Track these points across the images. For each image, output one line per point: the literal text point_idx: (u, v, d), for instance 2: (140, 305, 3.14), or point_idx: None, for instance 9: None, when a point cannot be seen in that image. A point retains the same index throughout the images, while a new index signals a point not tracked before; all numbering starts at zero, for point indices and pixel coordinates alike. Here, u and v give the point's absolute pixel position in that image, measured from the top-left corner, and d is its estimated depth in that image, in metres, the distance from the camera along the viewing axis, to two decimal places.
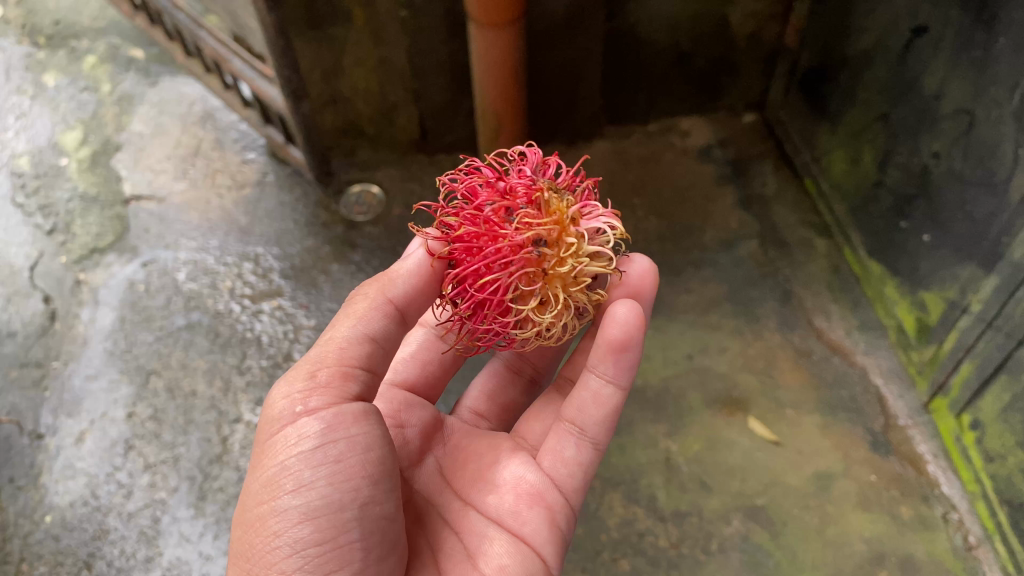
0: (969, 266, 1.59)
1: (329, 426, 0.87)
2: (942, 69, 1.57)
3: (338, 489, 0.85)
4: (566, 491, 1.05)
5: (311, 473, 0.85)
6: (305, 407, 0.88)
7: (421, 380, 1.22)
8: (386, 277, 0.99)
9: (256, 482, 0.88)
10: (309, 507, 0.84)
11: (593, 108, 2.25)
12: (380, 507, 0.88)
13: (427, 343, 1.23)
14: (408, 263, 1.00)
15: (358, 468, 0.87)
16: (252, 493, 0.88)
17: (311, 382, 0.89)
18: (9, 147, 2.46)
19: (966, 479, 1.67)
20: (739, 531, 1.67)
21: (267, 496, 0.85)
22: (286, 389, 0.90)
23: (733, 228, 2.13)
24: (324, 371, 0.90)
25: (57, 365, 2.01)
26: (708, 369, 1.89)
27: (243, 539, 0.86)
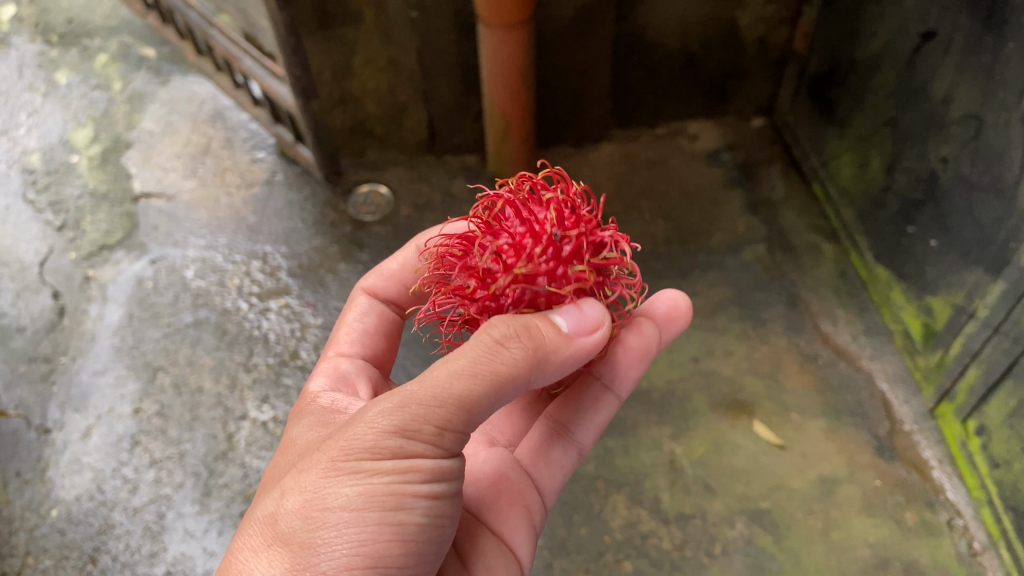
0: (977, 271, 1.58)
1: (439, 469, 0.81)
2: (951, 74, 1.57)
3: (429, 525, 0.82)
4: (544, 492, 1.11)
5: (414, 510, 0.79)
6: (424, 447, 0.79)
7: (377, 349, 1.21)
8: (545, 348, 0.84)
9: (344, 485, 0.78)
10: (402, 532, 0.79)
11: (602, 110, 2.26)
12: (447, 544, 0.86)
13: (381, 315, 1.23)
14: (569, 344, 0.86)
15: (447, 508, 0.84)
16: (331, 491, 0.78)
17: (438, 435, 0.79)
18: (20, 143, 2.47)
19: (971, 485, 1.67)
20: (743, 534, 1.67)
21: (353, 508, 0.77)
22: (409, 418, 0.78)
23: (740, 232, 2.13)
24: (451, 428, 0.80)
25: (65, 360, 2.02)
26: (714, 372, 1.89)
27: (304, 532, 0.77)
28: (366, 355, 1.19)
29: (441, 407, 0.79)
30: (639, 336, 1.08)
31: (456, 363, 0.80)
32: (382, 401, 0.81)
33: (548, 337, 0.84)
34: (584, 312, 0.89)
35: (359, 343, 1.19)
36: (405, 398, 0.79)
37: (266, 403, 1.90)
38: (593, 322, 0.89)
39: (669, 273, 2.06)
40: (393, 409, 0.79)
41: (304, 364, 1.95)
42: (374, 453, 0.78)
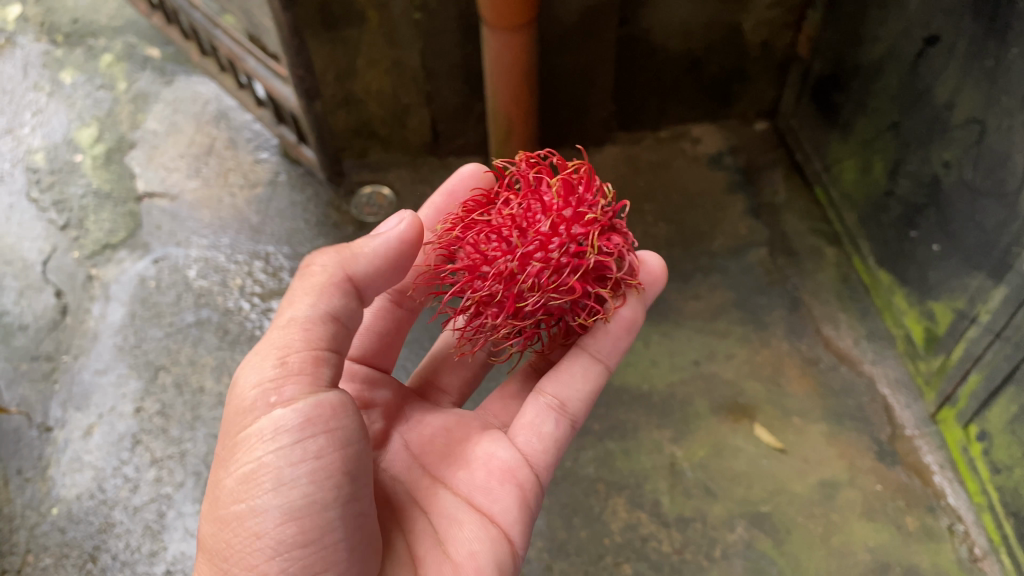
0: (978, 276, 1.58)
1: (309, 420, 0.84)
2: (954, 79, 1.57)
3: (321, 487, 0.83)
4: (538, 466, 1.08)
5: (296, 476, 0.83)
6: (274, 396, 0.85)
7: (379, 350, 1.19)
8: (352, 252, 0.96)
9: (232, 476, 0.85)
10: (291, 508, 0.82)
11: (605, 113, 2.26)
12: (359, 504, 0.88)
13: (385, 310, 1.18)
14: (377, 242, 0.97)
15: (339, 466, 0.85)
16: (227, 490, 0.85)
17: (277, 370, 0.87)
18: (25, 142, 2.48)
19: (972, 491, 1.67)
20: (743, 538, 1.67)
21: (244, 496, 0.83)
22: (255, 376, 0.87)
23: (742, 236, 2.13)
24: (290, 359, 0.88)
25: (67, 359, 2.02)
26: (715, 376, 1.89)
27: (217, 538, 0.84)
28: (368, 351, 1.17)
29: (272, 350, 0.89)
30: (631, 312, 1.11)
31: (283, 313, 0.93)
32: (236, 378, 0.90)
33: (356, 247, 0.97)
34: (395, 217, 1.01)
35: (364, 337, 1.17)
36: (252, 364, 0.89)
37: None
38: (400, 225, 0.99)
39: (671, 276, 2.06)
40: (244, 381, 0.88)
41: None
42: (244, 429, 0.86)
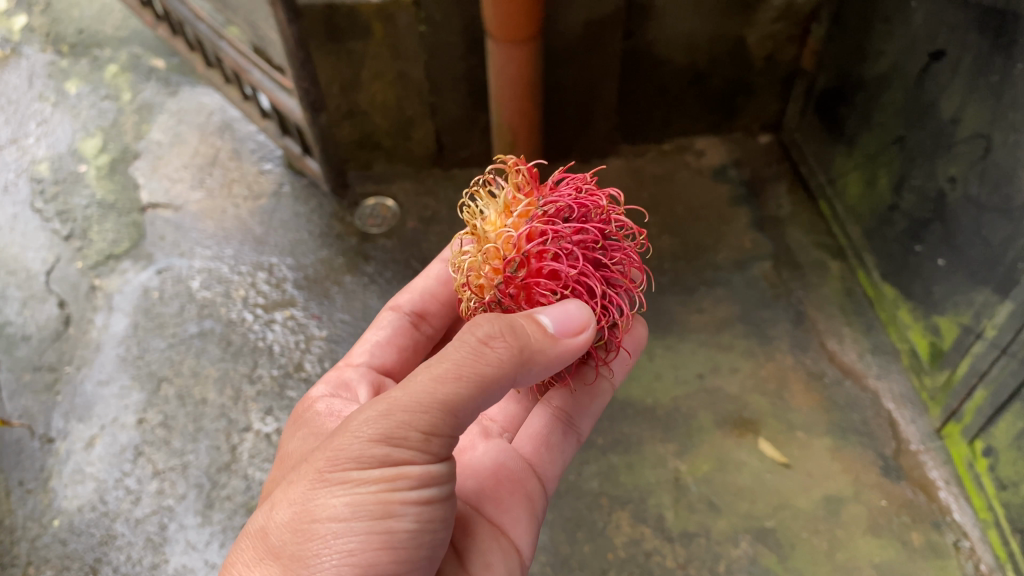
0: (984, 291, 1.58)
1: (430, 476, 0.80)
2: (960, 93, 1.57)
3: (421, 530, 0.81)
4: (543, 480, 1.13)
5: (405, 517, 0.78)
6: (411, 454, 0.78)
7: (396, 364, 1.24)
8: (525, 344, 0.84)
9: (335, 497, 0.77)
10: (393, 541, 0.78)
11: (609, 126, 2.26)
12: (439, 548, 0.86)
13: (400, 329, 1.26)
14: (554, 347, 0.87)
15: (438, 515, 0.83)
16: (324, 504, 0.77)
17: (424, 440, 0.78)
18: (30, 152, 2.48)
19: (978, 507, 1.66)
20: (747, 553, 1.66)
21: (345, 517, 0.76)
22: (395, 425, 0.78)
23: (746, 249, 2.13)
24: (437, 433, 0.79)
25: (70, 370, 2.02)
26: (719, 390, 1.88)
27: (292, 549, 0.77)
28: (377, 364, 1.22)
29: (426, 410, 0.78)
30: (645, 327, 1.23)
31: (438, 369, 0.80)
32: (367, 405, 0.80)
33: (533, 338, 0.85)
34: (570, 312, 0.91)
35: (376, 351, 1.23)
36: (389, 403, 0.79)
37: (270, 415, 1.90)
38: (577, 322, 0.91)
39: (674, 289, 2.06)
40: (377, 419, 0.78)
41: (308, 376, 1.95)
42: (364, 466, 0.78)
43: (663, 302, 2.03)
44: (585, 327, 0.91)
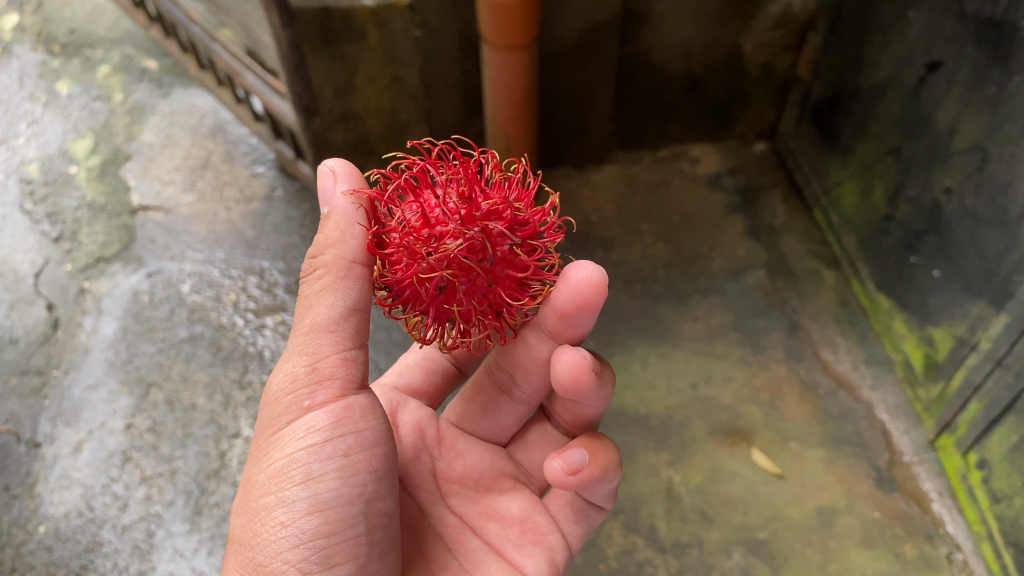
0: (978, 303, 1.58)
1: (335, 415, 0.90)
2: (956, 105, 1.57)
3: (348, 481, 0.89)
4: (567, 536, 1.18)
5: (325, 471, 0.88)
6: (308, 396, 0.90)
7: (425, 384, 1.29)
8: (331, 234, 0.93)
9: (263, 472, 0.91)
10: (318, 499, 0.87)
11: (604, 131, 2.24)
12: (384, 503, 0.93)
13: (432, 354, 1.31)
14: (339, 215, 0.94)
15: (365, 463, 0.91)
16: (259, 485, 0.91)
17: (311, 372, 0.90)
18: (20, 153, 2.46)
19: (971, 519, 1.65)
20: (740, 565, 1.65)
21: (273, 489, 0.89)
22: (287, 378, 0.91)
23: (740, 258, 2.12)
24: (321, 358, 0.90)
25: (57, 374, 2.00)
26: (713, 400, 1.87)
27: (244, 530, 0.90)
28: (412, 383, 1.28)
29: (303, 351, 0.91)
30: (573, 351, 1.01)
31: (301, 312, 0.93)
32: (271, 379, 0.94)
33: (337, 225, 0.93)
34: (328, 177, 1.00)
35: (411, 368, 1.30)
36: (281, 364, 0.93)
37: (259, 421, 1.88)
38: (336, 181, 0.96)
39: (669, 296, 2.05)
40: (277, 382, 0.93)
41: None
42: (277, 432, 0.91)
43: (656, 310, 2.03)
44: (335, 175, 0.96)
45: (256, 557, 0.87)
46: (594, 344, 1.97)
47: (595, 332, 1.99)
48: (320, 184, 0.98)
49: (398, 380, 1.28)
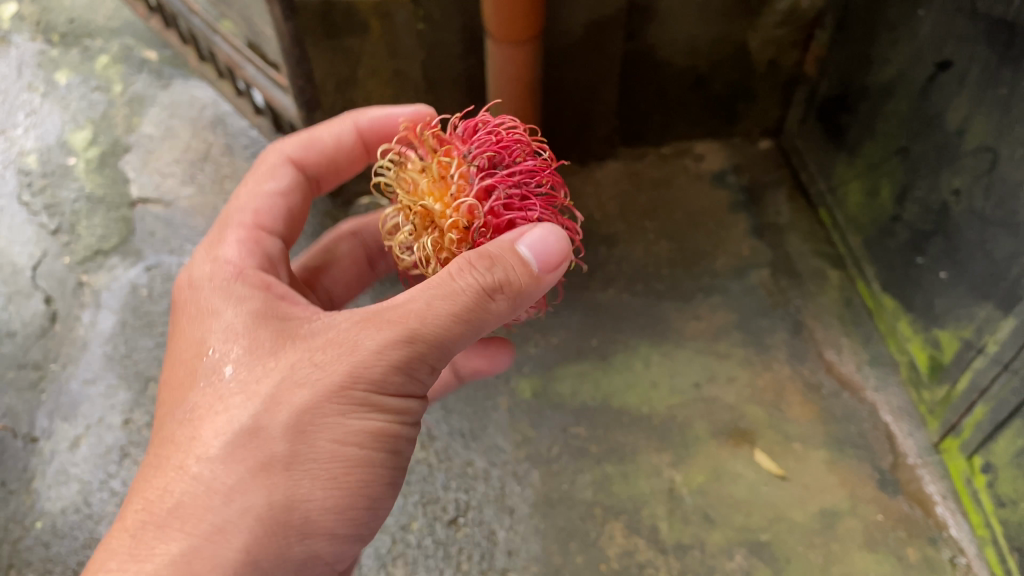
0: (986, 306, 1.56)
1: (417, 408, 0.98)
2: (966, 105, 1.55)
3: (398, 460, 0.98)
4: None
5: (393, 449, 0.96)
6: (416, 385, 0.94)
7: (286, 220, 1.16)
8: (523, 275, 0.92)
9: (337, 420, 0.90)
10: (378, 468, 0.95)
11: (608, 129, 2.22)
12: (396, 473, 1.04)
13: (297, 190, 1.19)
14: (543, 279, 0.94)
15: (410, 446, 1.01)
16: (323, 423, 0.89)
17: (428, 372, 0.94)
18: (18, 144, 2.44)
19: (975, 523, 1.64)
20: (741, 567, 1.64)
21: (341, 443, 0.90)
22: (405, 361, 0.90)
23: (744, 256, 2.11)
24: (440, 365, 0.95)
25: (55, 368, 1.99)
26: (716, 400, 1.86)
27: (291, 460, 0.88)
28: (289, 182, 1.18)
29: (435, 345, 0.91)
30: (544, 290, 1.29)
31: (442, 299, 0.90)
32: (379, 327, 0.90)
33: (522, 271, 0.92)
34: (544, 237, 0.94)
35: (283, 167, 1.19)
36: (401, 326, 0.90)
37: None
38: (554, 253, 0.94)
39: (672, 295, 2.04)
40: (383, 346, 0.90)
41: None
42: (360, 409, 0.91)
43: (659, 308, 2.01)
44: (560, 260, 0.95)
45: (297, 494, 0.88)
46: (597, 342, 1.96)
47: (598, 331, 1.98)
48: (530, 252, 0.93)
49: (277, 183, 1.17)
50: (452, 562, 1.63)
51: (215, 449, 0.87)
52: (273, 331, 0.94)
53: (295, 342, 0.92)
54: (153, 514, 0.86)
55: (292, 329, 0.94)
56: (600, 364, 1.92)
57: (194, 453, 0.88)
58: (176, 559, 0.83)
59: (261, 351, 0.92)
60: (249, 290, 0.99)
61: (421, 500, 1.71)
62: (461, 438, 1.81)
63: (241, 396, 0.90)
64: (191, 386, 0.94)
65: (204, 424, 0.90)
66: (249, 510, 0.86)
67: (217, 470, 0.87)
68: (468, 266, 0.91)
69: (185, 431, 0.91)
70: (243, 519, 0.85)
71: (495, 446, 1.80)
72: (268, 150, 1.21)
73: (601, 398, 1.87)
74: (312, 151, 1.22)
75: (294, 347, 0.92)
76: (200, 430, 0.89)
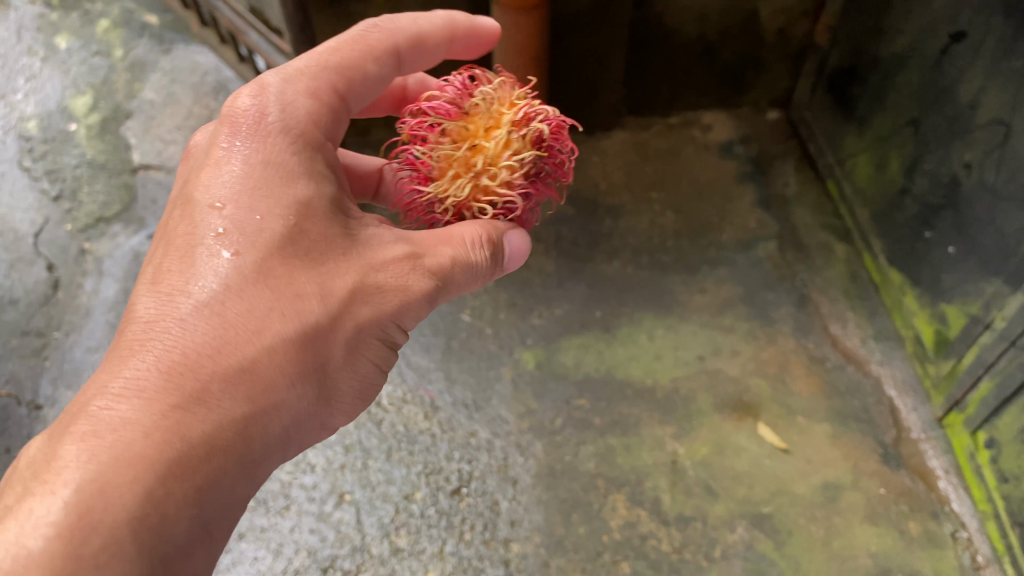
0: (995, 281, 1.55)
1: None
2: (980, 77, 1.53)
3: None
4: None
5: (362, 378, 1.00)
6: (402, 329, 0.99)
7: (353, 95, 1.00)
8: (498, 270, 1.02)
9: (372, 343, 0.91)
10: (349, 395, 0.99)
11: (615, 97, 2.20)
12: None
13: (381, 82, 1.03)
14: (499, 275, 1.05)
15: None
16: (364, 345, 0.90)
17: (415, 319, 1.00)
18: (18, 109, 2.41)
19: (977, 498, 1.65)
20: (744, 539, 1.63)
21: (363, 369, 0.92)
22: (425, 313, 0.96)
23: (751, 228, 2.09)
24: None
25: (58, 335, 1.98)
26: (719, 372, 1.86)
27: (337, 371, 0.88)
28: (382, 74, 1.02)
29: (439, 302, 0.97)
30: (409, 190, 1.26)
31: (471, 270, 0.96)
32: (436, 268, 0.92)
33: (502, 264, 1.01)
34: (521, 247, 1.04)
35: (388, 57, 1.02)
36: (448, 282, 0.94)
37: None
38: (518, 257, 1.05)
39: (677, 267, 2.03)
40: (435, 289, 0.92)
41: None
42: (389, 336, 0.93)
43: (664, 281, 2.01)
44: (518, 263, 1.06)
45: (326, 405, 0.89)
46: (601, 315, 1.95)
47: (602, 304, 1.97)
48: (513, 259, 1.04)
49: (377, 70, 1.01)
50: (455, 532, 1.64)
51: (276, 330, 0.82)
52: (340, 224, 0.89)
53: (359, 244, 0.89)
54: (205, 372, 0.78)
55: (352, 230, 0.90)
56: (604, 337, 1.91)
57: (252, 322, 0.81)
58: (228, 428, 0.78)
59: (327, 240, 0.87)
60: (320, 168, 0.90)
61: (425, 470, 1.71)
62: (465, 409, 1.81)
63: (309, 285, 0.84)
64: (247, 243, 0.84)
65: (266, 294, 0.82)
66: (296, 412, 0.84)
67: (284, 368, 0.82)
68: (483, 239, 0.97)
69: (242, 292, 0.82)
70: (286, 407, 0.83)
71: (499, 418, 1.79)
72: (370, 24, 1.02)
73: (605, 370, 1.86)
74: (418, 48, 1.05)
75: (355, 252, 0.88)
76: (263, 300, 0.82)
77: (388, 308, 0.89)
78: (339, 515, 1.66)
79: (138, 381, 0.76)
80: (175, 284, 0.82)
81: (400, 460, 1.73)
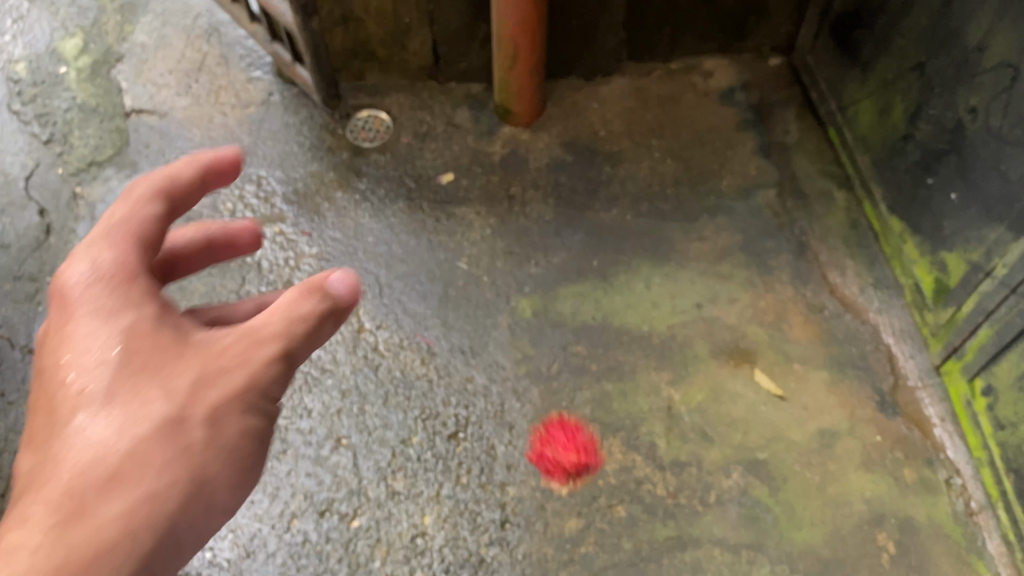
0: (997, 228, 1.53)
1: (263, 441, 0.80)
2: (989, 20, 1.50)
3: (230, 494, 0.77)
4: None
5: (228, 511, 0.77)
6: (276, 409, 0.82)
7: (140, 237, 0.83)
8: (330, 325, 0.84)
9: (236, 429, 0.77)
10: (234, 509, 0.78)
11: (615, 42, 2.16)
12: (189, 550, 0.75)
13: (160, 230, 0.85)
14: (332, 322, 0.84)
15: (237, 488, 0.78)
16: (226, 434, 0.76)
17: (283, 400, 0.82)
18: (6, 51, 2.36)
19: (973, 445, 1.66)
20: (738, 484, 1.64)
21: (240, 456, 0.77)
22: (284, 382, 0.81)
23: (751, 175, 2.07)
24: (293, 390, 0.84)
25: (51, 281, 1.96)
26: (717, 320, 1.85)
27: (210, 463, 0.74)
28: (158, 217, 0.85)
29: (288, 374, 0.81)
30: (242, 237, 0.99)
31: (304, 330, 0.81)
32: (262, 346, 0.79)
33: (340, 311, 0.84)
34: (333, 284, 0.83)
35: (156, 200, 0.85)
36: (283, 352, 0.80)
37: None
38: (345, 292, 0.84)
39: (676, 215, 2.01)
40: (279, 363, 0.79)
41: None
42: (257, 407, 0.79)
43: (663, 228, 1.99)
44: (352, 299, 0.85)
45: (198, 507, 0.73)
46: (599, 263, 1.94)
47: (600, 251, 1.96)
48: (338, 302, 0.83)
49: (154, 213, 0.84)
50: (451, 476, 1.64)
51: (127, 434, 0.72)
52: (161, 331, 0.78)
53: (187, 346, 0.79)
54: (50, 510, 0.66)
55: (178, 315, 0.81)
56: (602, 284, 1.90)
57: (88, 448, 0.71)
58: (108, 531, 0.67)
59: (148, 353, 0.77)
60: (131, 290, 0.79)
61: (421, 415, 1.71)
62: (461, 355, 1.80)
63: (145, 395, 0.74)
64: (76, 375, 0.75)
65: (102, 414, 0.73)
66: (167, 514, 0.70)
67: (141, 473, 0.70)
68: (306, 292, 0.82)
69: (83, 413, 0.73)
70: (142, 526, 0.68)
71: (495, 364, 1.79)
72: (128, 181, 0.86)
73: (601, 318, 1.85)
74: (185, 191, 0.88)
75: (191, 347, 0.79)
76: (99, 420, 0.72)
77: (237, 386, 0.77)
78: (336, 459, 1.66)
79: (16, 521, 0.67)
80: (34, 434, 0.75)
81: (397, 405, 1.73)
